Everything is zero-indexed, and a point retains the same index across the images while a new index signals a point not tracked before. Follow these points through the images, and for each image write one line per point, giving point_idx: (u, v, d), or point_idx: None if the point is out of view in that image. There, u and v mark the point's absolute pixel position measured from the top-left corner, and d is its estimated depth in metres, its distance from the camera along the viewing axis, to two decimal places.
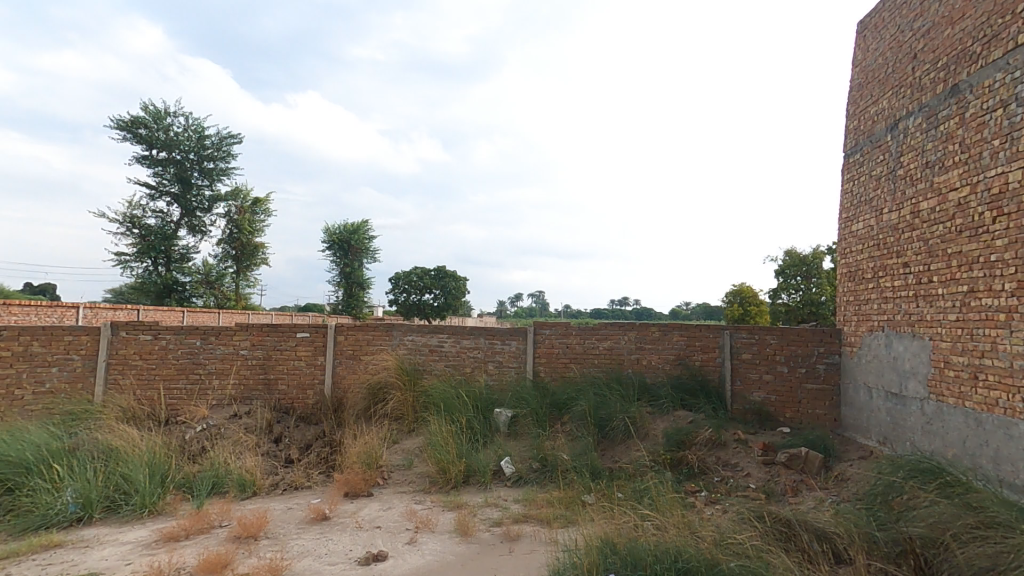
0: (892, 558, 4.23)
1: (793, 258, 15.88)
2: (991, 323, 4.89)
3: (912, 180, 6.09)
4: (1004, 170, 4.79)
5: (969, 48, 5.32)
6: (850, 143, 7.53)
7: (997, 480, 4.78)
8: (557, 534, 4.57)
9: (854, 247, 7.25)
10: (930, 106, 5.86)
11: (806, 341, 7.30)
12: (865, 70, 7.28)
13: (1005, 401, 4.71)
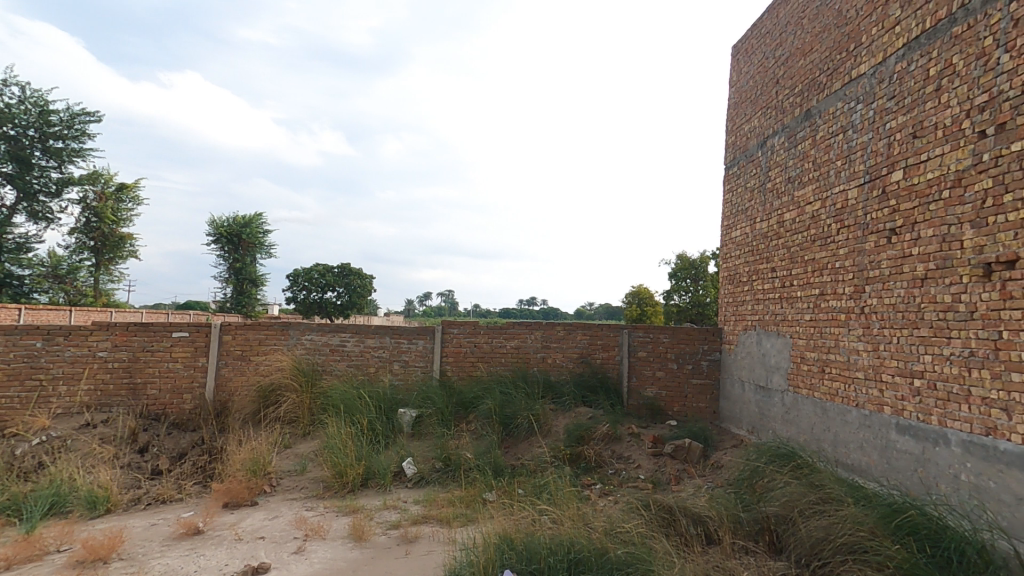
0: (753, 536, 4.91)
1: (683, 262, 17.29)
2: (836, 322, 5.77)
3: (777, 194, 6.88)
4: (845, 188, 5.65)
5: (817, 78, 6.17)
6: (729, 157, 8.33)
7: (833, 461, 5.67)
8: (457, 534, 4.62)
9: (732, 252, 8.02)
10: (790, 127, 6.68)
11: (693, 340, 7.97)
12: (739, 90, 8.13)
13: (843, 391, 5.62)
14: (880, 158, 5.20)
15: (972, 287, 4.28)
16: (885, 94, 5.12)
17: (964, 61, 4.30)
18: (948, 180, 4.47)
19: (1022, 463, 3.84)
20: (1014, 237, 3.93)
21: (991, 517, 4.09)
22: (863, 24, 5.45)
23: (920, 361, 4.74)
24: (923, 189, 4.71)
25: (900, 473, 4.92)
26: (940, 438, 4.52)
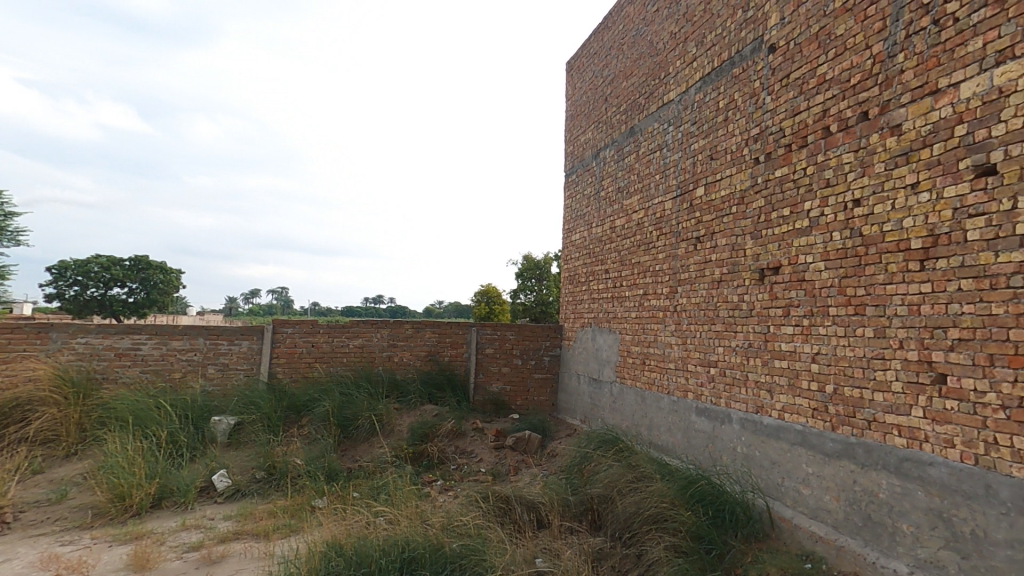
0: (578, 516, 5.36)
1: (529, 263, 18.54)
2: (656, 318, 6.49)
3: (610, 202, 7.56)
4: (663, 200, 6.40)
5: (637, 100, 6.99)
6: (568, 165, 8.96)
7: (648, 442, 6.43)
8: (275, 547, 4.28)
9: (573, 254, 8.63)
10: (618, 142, 7.42)
11: (537, 337, 8.43)
12: (575, 104, 8.82)
13: (658, 379, 6.38)
14: (687, 176, 5.98)
15: (751, 288, 5.14)
16: (689, 120, 5.93)
17: (742, 97, 5.20)
18: (736, 198, 5.31)
19: (777, 434, 4.77)
20: (778, 247, 4.82)
21: (754, 480, 5.04)
22: (669, 57, 6.34)
23: (716, 352, 5.55)
24: (718, 205, 5.54)
25: (696, 449, 5.75)
26: (725, 417, 5.38)
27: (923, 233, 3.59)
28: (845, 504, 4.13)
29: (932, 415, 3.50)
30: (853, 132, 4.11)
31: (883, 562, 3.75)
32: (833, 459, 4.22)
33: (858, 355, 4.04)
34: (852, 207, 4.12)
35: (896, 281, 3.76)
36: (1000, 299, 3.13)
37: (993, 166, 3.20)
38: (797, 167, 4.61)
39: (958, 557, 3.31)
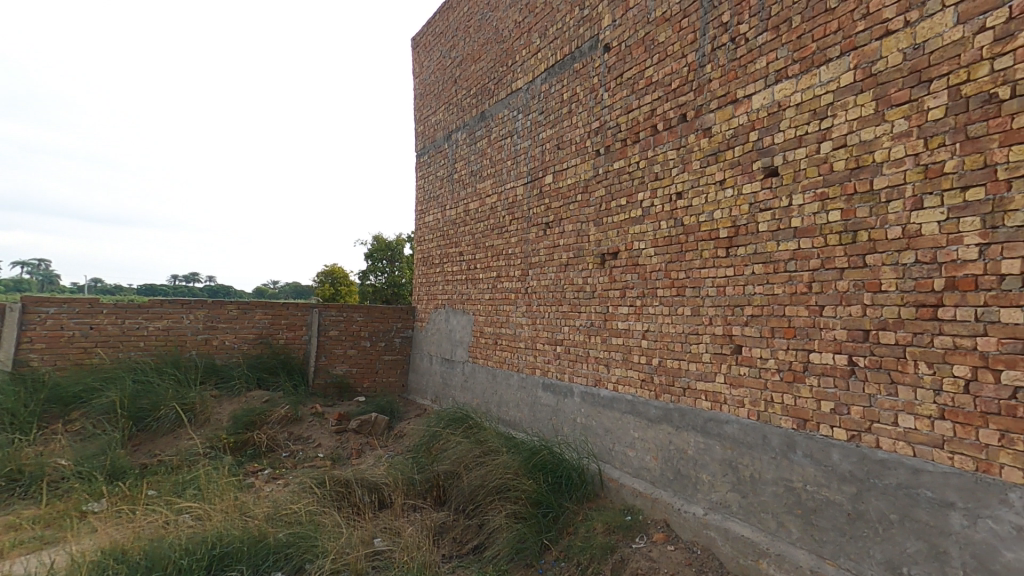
0: (422, 493, 5.30)
1: (380, 243, 18.02)
2: (508, 299, 6.65)
3: (462, 184, 7.62)
4: (514, 185, 6.58)
5: (486, 85, 7.13)
6: (419, 145, 8.92)
7: (497, 418, 6.66)
8: (15, 566, 3.55)
9: (426, 236, 8.57)
10: (469, 125, 7.51)
11: (387, 318, 8.46)
12: (424, 83, 8.78)
13: (509, 358, 6.59)
14: (537, 163, 6.19)
15: (593, 272, 5.38)
16: (537, 108, 6.17)
17: (584, 92, 5.48)
18: (581, 186, 5.54)
19: (611, 404, 5.10)
20: (616, 235, 5.07)
21: (590, 447, 5.36)
22: (514, 45, 6.56)
23: (562, 331, 5.80)
24: (566, 193, 5.76)
25: (541, 422, 6.02)
26: (568, 391, 5.67)
27: (728, 224, 3.90)
28: (661, 461, 4.52)
29: (730, 380, 3.89)
30: (675, 132, 4.40)
31: (685, 507, 4.19)
32: (654, 423, 4.59)
33: (679, 331, 4.36)
34: (675, 199, 4.39)
35: (708, 265, 4.07)
36: (780, 280, 3.51)
37: (776, 169, 3.57)
38: (631, 161, 4.88)
39: (739, 496, 3.79)
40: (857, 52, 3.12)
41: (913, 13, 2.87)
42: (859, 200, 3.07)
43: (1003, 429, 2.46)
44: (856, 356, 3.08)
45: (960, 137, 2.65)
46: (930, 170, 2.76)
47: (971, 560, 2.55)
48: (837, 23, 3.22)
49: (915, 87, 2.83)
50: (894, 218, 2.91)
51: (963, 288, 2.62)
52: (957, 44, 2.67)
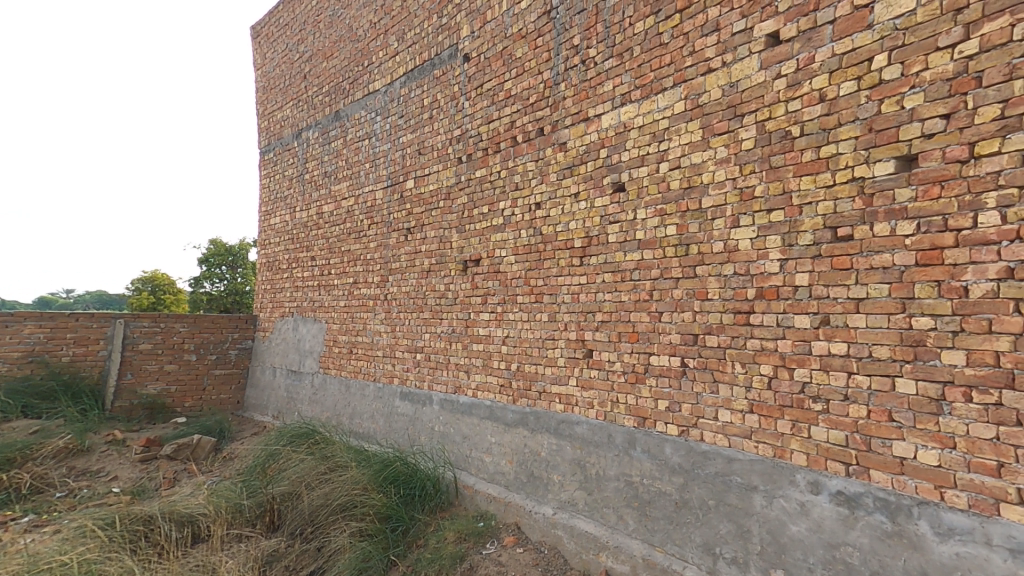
0: (252, 520, 4.63)
1: (219, 247, 15.92)
2: (365, 306, 6.21)
3: (315, 186, 7.02)
4: (373, 188, 6.20)
5: (340, 84, 6.67)
6: (262, 142, 8.11)
7: (349, 431, 6.16)
8: None
9: (271, 238, 7.71)
10: (322, 124, 6.96)
11: (220, 328, 7.40)
12: (267, 76, 7.98)
13: (365, 368, 6.15)
14: (398, 167, 5.91)
15: (455, 278, 5.24)
16: (396, 112, 5.92)
17: (444, 98, 5.37)
18: (443, 192, 5.39)
19: (469, 410, 4.98)
20: (478, 242, 5.01)
21: (446, 455, 5.17)
22: (370, 46, 6.26)
23: (422, 338, 5.53)
24: (428, 199, 5.57)
25: (396, 432, 5.69)
26: (427, 399, 5.42)
27: (582, 234, 4.07)
28: (516, 465, 4.53)
29: (581, 383, 4.05)
30: (533, 144, 4.49)
31: (536, 509, 4.23)
32: (511, 428, 4.58)
33: (536, 337, 4.43)
34: (534, 209, 4.48)
35: (564, 273, 4.21)
36: (626, 289, 3.73)
37: (623, 185, 3.79)
38: (493, 170, 4.87)
39: (585, 494, 3.94)
40: (687, 84, 3.38)
41: (728, 55, 3.15)
42: (690, 217, 3.33)
43: (795, 420, 2.78)
44: (687, 358, 3.33)
45: (765, 167, 2.94)
46: (744, 194, 3.04)
47: (767, 535, 2.88)
48: (670, 56, 3.48)
49: (732, 120, 3.11)
50: (718, 234, 3.17)
51: (768, 297, 2.90)
52: (762, 86, 2.97)
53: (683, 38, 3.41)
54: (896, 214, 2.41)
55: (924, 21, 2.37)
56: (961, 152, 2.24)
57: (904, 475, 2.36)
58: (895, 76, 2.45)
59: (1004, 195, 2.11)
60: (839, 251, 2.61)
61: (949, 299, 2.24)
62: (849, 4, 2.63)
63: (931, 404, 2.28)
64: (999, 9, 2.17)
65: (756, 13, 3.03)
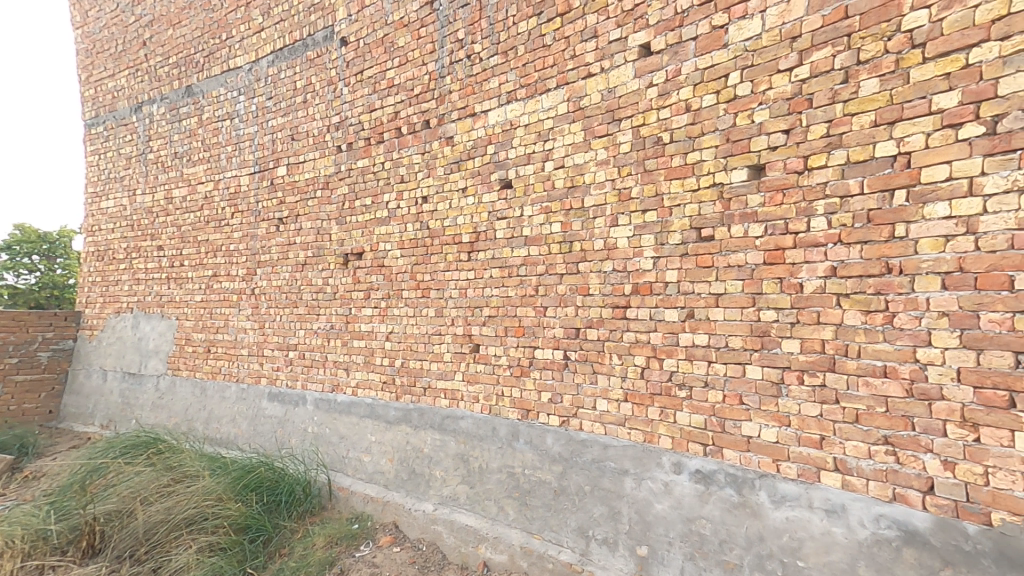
0: (61, 548, 3.89)
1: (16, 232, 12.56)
2: (226, 302, 5.50)
3: (161, 168, 6.06)
4: (236, 174, 5.51)
5: (192, 56, 5.82)
6: (88, 114, 6.80)
7: (204, 438, 5.43)
8: None
9: (101, 225, 6.50)
10: (169, 99, 6.02)
11: (25, 327, 6.14)
12: (92, 38, 6.68)
13: (226, 368, 5.45)
14: (266, 152, 5.31)
15: (335, 272, 4.85)
16: (263, 93, 5.32)
17: (320, 83, 4.94)
18: (320, 181, 4.96)
19: (348, 409, 4.65)
20: (361, 235, 4.69)
21: (320, 457, 4.76)
22: (229, 17, 5.55)
23: (296, 335, 5.04)
24: (302, 187, 5.08)
25: (262, 436, 5.13)
26: (299, 399, 4.95)
27: (470, 230, 4.00)
28: (397, 463, 4.32)
29: (467, 377, 3.99)
30: (419, 136, 4.32)
31: (415, 506, 4.08)
32: (393, 425, 4.37)
33: (422, 332, 4.27)
34: (421, 203, 4.32)
35: (452, 269, 4.11)
36: (513, 284, 3.75)
37: (510, 182, 3.80)
38: (376, 161, 4.60)
39: (468, 488, 3.88)
40: (569, 86, 3.46)
41: (606, 61, 3.28)
42: (574, 215, 3.43)
43: (663, 406, 3.00)
44: (569, 351, 3.44)
45: (640, 169, 3.12)
46: (622, 194, 3.20)
47: (635, 515, 3.08)
48: (553, 58, 3.53)
49: (610, 124, 3.26)
50: (599, 232, 3.30)
51: (642, 292, 3.10)
52: (636, 94, 3.14)
53: (564, 41, 3.48)
54: (748, 218, 2.67)
55: (768, 45, 2.61)
56: (798, 164, 2.50)
57: (750, 452, 2.65)
58: (746, 92, 2.69)
59: (830, 203, 2.38)
60: (702, 251, 2.85)
61: (788, 294, 2.52)
62: (707, 24, 2.84)
63: (773, 387, 2.57)
64: (824, 41, 2.43)
65: (630, 24, 3.17)
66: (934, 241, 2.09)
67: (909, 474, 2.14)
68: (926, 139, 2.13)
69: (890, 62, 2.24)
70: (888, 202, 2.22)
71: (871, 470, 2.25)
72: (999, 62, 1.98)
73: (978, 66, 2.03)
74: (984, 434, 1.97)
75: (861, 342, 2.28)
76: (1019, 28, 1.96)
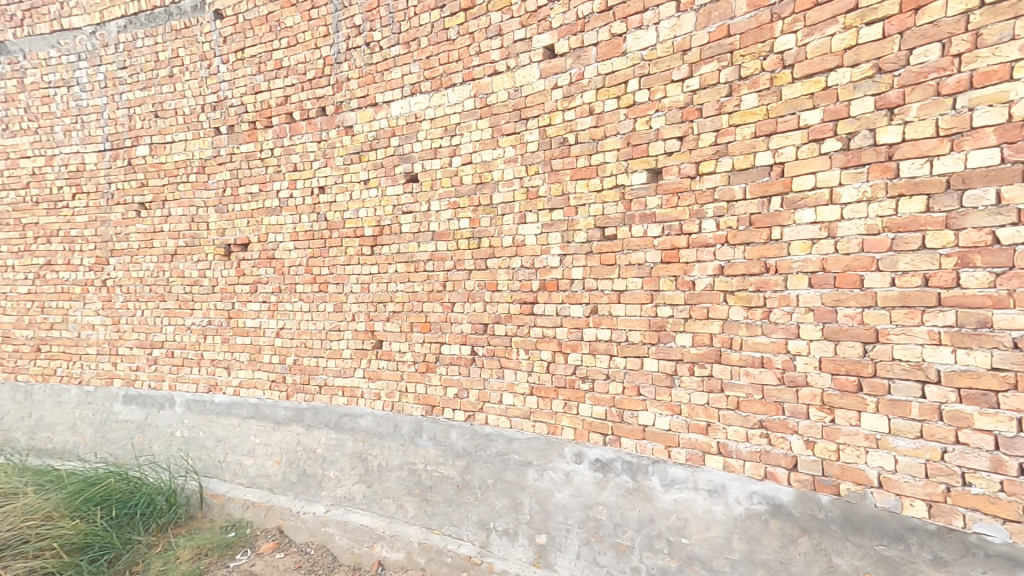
0: None
1: None
2: (66, 296, 4.71)
3: None
4: (78, 150, 4.72)
5: (6, 8, 4.83)
6: None
7: (25, 451, 4.61)
8: None
9: None
10: None
11: None
12: None
13: (63, 369, 4.72)
14: (119, 129, 4.61)
15: (215, 264, 4.34)
16: (112, 61, 4.60)
17: (188, 57, 4.38)
18: (192, 164, 4.41)
19: (228, 411, 4.20)
20: (246, 225, 4.25)
21: (189, 464, 4.24)
22: None
23: (162, 332, 4.44)
24: (169, 170, 4.48)
25: (112, 444, 4.46)
26: (166, 401, 4.39)
27: (373, 223, 3.80)
28: (285, 465, 3.98)
29: (368, 374, 3.78)
30: (314, 123, 4.01)
31: (304, 509, 3.78)
32: (282, 426, 4.02)
33: (319, 328, 3.97)
34: (318, 193, 4.02)
35: (352, 263, 3.88)
36: (420, 279, 3.62)
37: (416, 175, 3.67)
38: (263, 146, 4.19)
39: (365, 488, 3.69)
40: (475, 83, 3.41)
41: (511, 60, 3.27)
42: (482, 212, 3.40)
43: (567, 398, 3.07)
44: (477, 346, 3.39)
45: (547, 168, 3.17)
46: (530, 193, 3.23)
47: (535, 504, 3.12)
48: (457, 53, 3.45)
49: (517, 123, 3.26)
50: (507, 229, 3.30)
51: (549, 288, 3.14)
52: (541, 94, 3.17)
53: (469, 37, 3.40)
54: (648, 219, 2.82)
55: (663, 56, 2.74)
56: (691, 169, 2.67)
57: (645, 439, 2.81)
58: (644, 99, 2.82)
59: (718, 207, 2.58)
60: (606, 249, 2.96)
61: (682, 291, 2.70)
62: (607, 31, 2.92)
63: (667, 378, 2.74)
64: (711, 55, 2.59)
65: (533, 25, 3.17)
66: (803, 244, 2.33)
67: (779, 454, 2.40)
68: (796, 151, 2.34)
69: (765, 79, 2.43)
70: (766, 207, 2.43)
71: (748, 451, 2.49)
72: (850, 86, 2.20)
73: (835, 88, 2.23)
74: (838, 415, 2.23)
75: (743, 334, 2.50)
76: (865, 58, 2.16)
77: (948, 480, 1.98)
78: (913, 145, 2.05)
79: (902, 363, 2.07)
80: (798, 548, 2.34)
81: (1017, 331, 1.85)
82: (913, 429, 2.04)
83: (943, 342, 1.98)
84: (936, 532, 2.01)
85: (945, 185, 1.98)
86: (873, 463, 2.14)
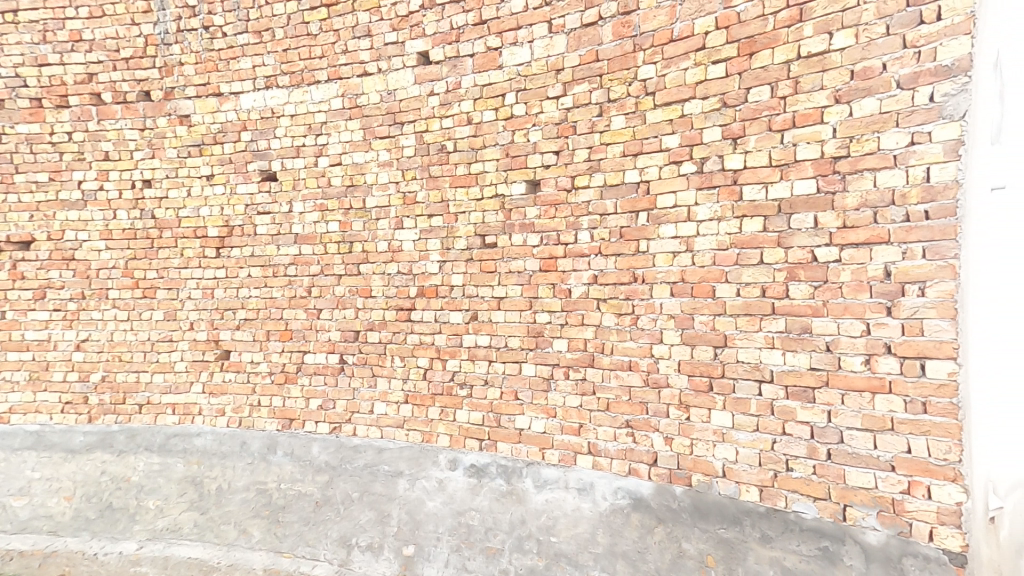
0: None
1: None
2: None
3: None
4: None
5: None
6: None
7: None
8: None
9: None
10: None
11: None
12: None
13: None
14: None
15: None
16: None
17: None
18: None
19: None
20: (29, 219, 3.46)
21: None
22: None
23: None
24: None
25: None
26: None
27: (219, 223, 3.34)
28: (79, 501, 3.27)
29: (209, 389, 3.30)
30: (133, 108, 3.40)
31: (108, 549, 3.15)
32: (79, 455, 3.32)
33: (140, 340, 3.37)
34: (141, 187, 3.41)
35: (191, 266, 3.36)
36: (279, 284, 3.25)
37: (274, 174, 3.29)
38: (54, 129, 3.44)
39: (197, 516, 3.17)
40: (342, 82, 3.16)
41: (383, 63, 3.09)
42: (354, 215, 3.16)
43: (443, 405, 2.97)
44: (347, 354, 3.14)
45: (424, 175, 3.05)
46: (407, 198, 3.08)
47: (404, 515, 2.95)
48: (320, 49, 3.17)
49: (392, 126, 3.10)
50: (382, 234, 3.11)
51: (428, 295, 3.02)
52: (417, 100, 3.04)
53: (333, 35, 3.15)
54: (527, 228, 2.85)
55: (538, 73, 2.80)
56: (567, 183, 2.77)
57: (520, 443, 2.83)
58: (521, 113, 2.85)
59: (592, 219, 2.71)
60: (486, 257, 2.93)
61: (559, 298, 2.78)
62: (483, 44, 2.91)
63: (543, 382, 2.79)
64: (582, 77, 2.72)
65: (405, 30, 3.04)
66: (666, 255, 2.54)
67: (641, 450, 2.57)
68: (659, 171, 2.55)
69: (631, 103, 2.61)
70: (634, 221, 2.61)
71: (615, 450, 2.63)
72: (702, 116, 2.45)
73: (690, 117, 2.48)
74: (692, 412, 2.47)
75: (613, 339, 2.65)
76: (713, 92, 2.43)
77: (775, 466, 2.28)
78: (752, 172, 2.34)
79: (745, 364, 2.35)
80: (655, 537, 2.52)
81: (829, 336, 2.18)
82: (751, 423, 2.33)
83: (775, 346, 2.28)
84: (764, 513, 2.30)
85: (777, 209, 2.29)
86: (719, 455, 2.40)
